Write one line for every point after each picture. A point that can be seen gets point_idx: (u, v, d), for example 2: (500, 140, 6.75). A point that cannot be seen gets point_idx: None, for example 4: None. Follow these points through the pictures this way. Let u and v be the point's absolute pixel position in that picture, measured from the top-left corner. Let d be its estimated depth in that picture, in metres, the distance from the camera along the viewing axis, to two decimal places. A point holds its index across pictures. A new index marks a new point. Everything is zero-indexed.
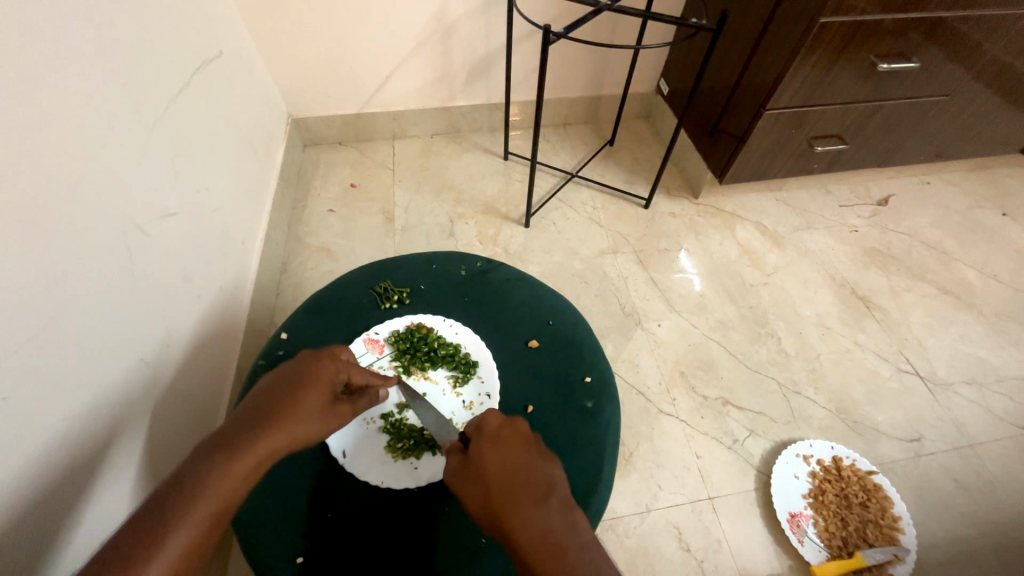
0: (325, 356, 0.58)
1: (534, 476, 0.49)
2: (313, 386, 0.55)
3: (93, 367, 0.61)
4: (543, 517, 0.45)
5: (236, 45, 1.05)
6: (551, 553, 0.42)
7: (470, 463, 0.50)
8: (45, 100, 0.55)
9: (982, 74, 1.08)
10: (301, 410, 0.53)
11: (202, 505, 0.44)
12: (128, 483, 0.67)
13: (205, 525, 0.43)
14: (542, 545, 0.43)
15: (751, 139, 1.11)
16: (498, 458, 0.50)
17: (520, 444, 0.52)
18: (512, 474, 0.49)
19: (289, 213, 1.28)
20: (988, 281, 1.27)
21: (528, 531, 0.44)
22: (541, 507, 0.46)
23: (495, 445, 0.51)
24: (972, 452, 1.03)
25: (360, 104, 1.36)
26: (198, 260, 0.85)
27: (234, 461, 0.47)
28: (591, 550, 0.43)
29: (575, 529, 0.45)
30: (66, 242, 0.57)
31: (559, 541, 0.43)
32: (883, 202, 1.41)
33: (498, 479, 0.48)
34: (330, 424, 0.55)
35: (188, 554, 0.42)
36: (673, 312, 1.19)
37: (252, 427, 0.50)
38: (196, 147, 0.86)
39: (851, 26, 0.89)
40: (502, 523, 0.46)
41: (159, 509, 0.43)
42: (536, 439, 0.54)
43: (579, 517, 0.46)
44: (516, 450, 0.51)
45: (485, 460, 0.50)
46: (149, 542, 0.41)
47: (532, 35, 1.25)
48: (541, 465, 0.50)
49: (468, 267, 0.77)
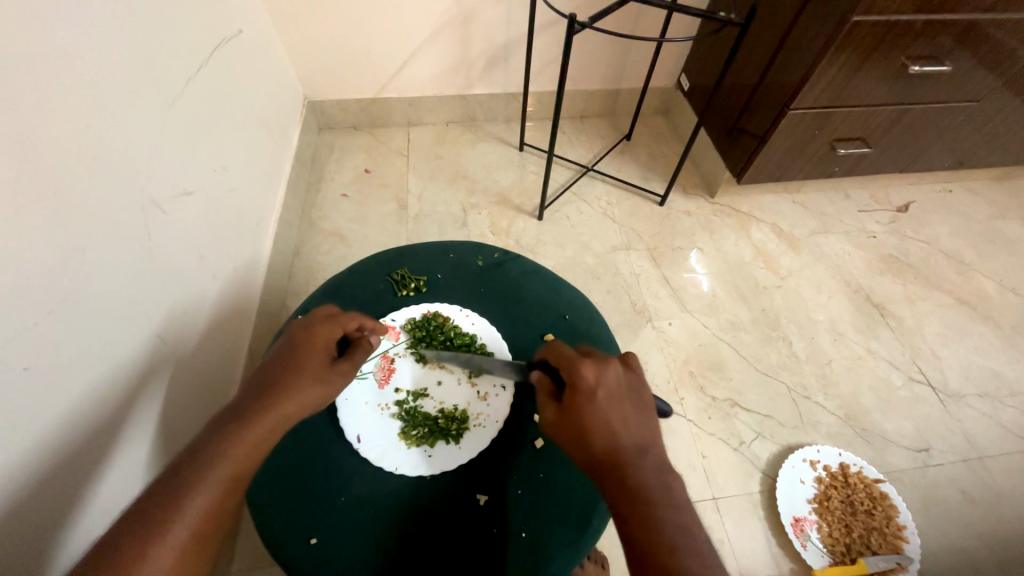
0: (316, 321, 0.57)
1: (633, 431, 0.48)
2: (310, 352, 0.54)
3: (111, 342, 0.61)
4: (639, 473, 0.45)
5: (254, 24, 1.04)
6: (644, 508, 0.43)
7: (572, 413, 0.50)
8: (63, 72, 0.55)
9: (1012, 82, 1.06)
10: (302, 372, 0.52)
11: (217, 471, 0.44)
12: (144, 455, 0.68)
13: (220, 489, 0.44)
14: (638, 500, 0.44)
15: (772, 139, 1.09)
16: (601, 413, 0.49)
17: (626, 397, 0.50)
18: (615, 429, 0.48)
19: (302, 196, 1.28)
20: (1007, 294, 1.25)
21: (624, 485, 0.45)
22: (639, 463, 0.46)
23: (598, 399, 0.50)
24: (982, 464, 1.03)
25: (377, 90, 1.35)
26: (214, 239, 0.85)
27: (243, 427, 0.47)
28: (682, 509, 0.44)
29: (669, 488, 0.45)
30: (85, 216, 0.57)
31: (652, 498, 0.44)
32: (903, 209, 1.40)
33: (595, 433, 0.48)
34: (337, 385, 0.54)
35: (210, 515, 0.43)
36: (684, 311, 1.18)
37: (260, 396, 0.50)
38: (213, 127, 0.86)
39: (883, 26, 0.87)
40: (601, 473, 0.47)
41: (175, 474, 0.43)
42: (641, 390, 0.52)
43: (674, 474, 0.46)
44: (620, 405, 0.50)
45: (589, 414, 0.49)
46: (168, 505, 0.41)
47: (553, 25, 1.23)
48: (642, 419, 0.49)
49: (485, 258, 0.76)
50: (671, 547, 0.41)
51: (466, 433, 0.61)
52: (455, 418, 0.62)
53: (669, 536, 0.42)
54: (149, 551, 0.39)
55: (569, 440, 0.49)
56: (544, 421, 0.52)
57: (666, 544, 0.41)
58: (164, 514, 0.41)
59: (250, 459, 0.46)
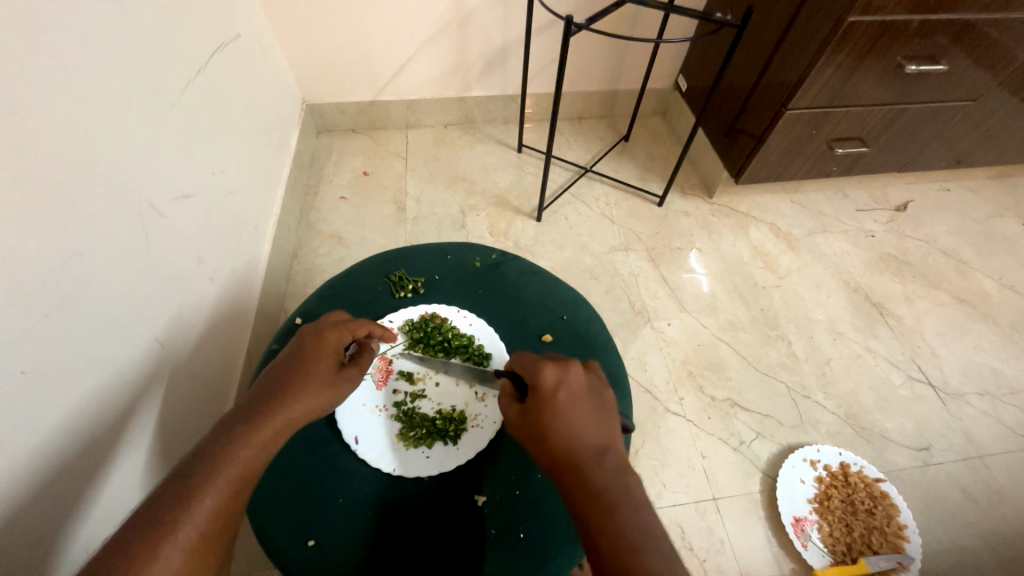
0: (326, 326, 0.56)
1: (593, 433, 0.48)
2: (318, 357, 0.53)
3: (108, 346, 0.61)
4: (602, 476, 0.46)
5: (252, 28, 1.05)
6: (606, 512, 0.44)
7: (534, 416, 0.49)
8: (56, 73, 0.54)
9: (1009, 80, 1.06)
10: (309, 378, 0.52)
11: (225, 472, 0.44)
12: (144, 458, 0.68)
13: (228, 491, 0.44)
14: (600, 504, 0.44)
15: (769, 139, 1.10)
16: (563, 416, 0.48)
17: (586, 398, 0.50)
18: (578, 432, 0.48)
19: (301, 199, 1.28)
20: (1006, 292, 1.25)
21: (588, 490, 0.45)
22: (600, 466, 0.46)
23: (560, 400, 0.49)
24: (982, 463, 1.03)
25: (375, 93, 1.35)
26: (212, 243, 0.85)
27: (251, 431, 0.47)
28: (642, 510, 0.44)
29: (629, 490, 0.45)
30: (83, 220, 0.57)
31: (613, 501, 0.44)
32: (901, 208, 1.40)
33: (556, 439, 0.47)
34: (343, 391, 0.54)
35: (215, 519, 0.43)
36: (683, 311, 1.18)
37: (266, 400, 0.49)
38: (211, 131, 0.86)
39: (879, 26, 0.87)
40: (562, 477, 0.47)
41: (182, 476, 0.43)
42: (601, 390, 0.51)
43: (634, 474, 0.47)
44: (581, 406, 0.49)
45: (552, 418, 0.48)
46: (177, 507, 0.42)
47: (550, 27, 1.23)
48: (603, 421, 0.49)
49: (483, 259, 0.76)
50: (632, 551, 0.42)
51: (464, 434, 0.61)
52: (453, 419, 0.62)
53: (630, 539, 0.43)
54: (158, 552, 0.39)
55: (530, 444, 0.49)
56: (505, 423, 0.51)
57: (627, 547, 0.42)
58: (169, 516, 0.41)
59: (257, 463, 0.46)
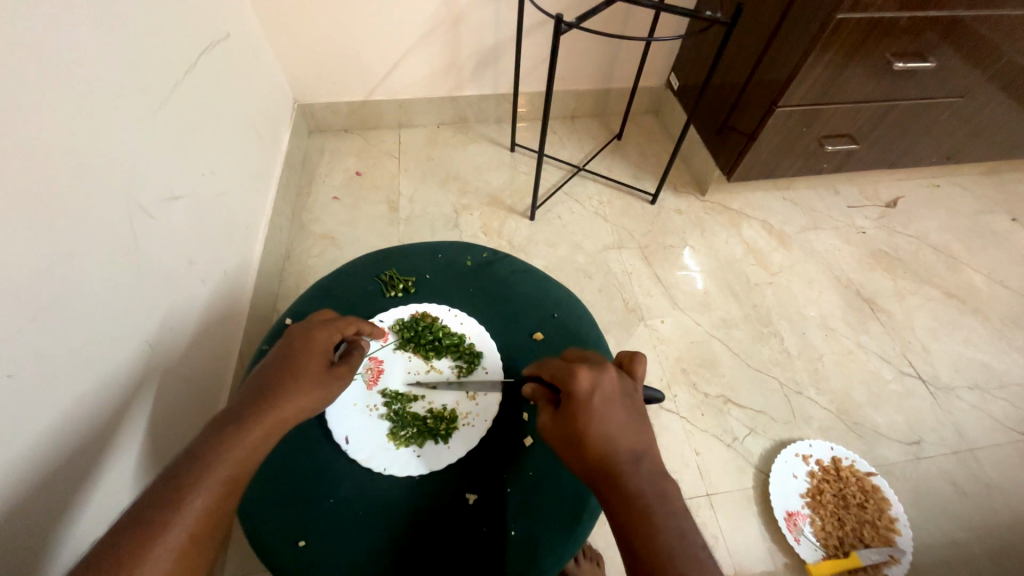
0: (316, 326, 0.56)
1: (628, 438, 0.48)
2: (308, 356, 0.54)
3: (96, 348, 0.60)
4: (638, 481, 0.46)
5: (242, 28, 1.04)
6: (643, 516, 0.44)
7: (570, 422, 0.48)
8: (43, 74, 0.54)
9: (996, 77, 1.07)
10: (299, 377, 0.52)
11: (216, 472, 0.44)
12: (135, 461, 0.67)
13: (219, 491, 0.44)
14: (637, 509, 0.44)
15: (761, 136, 1.10)
16: (598, 422, 0.48)
17: (622, 403, 0.49)
18: (615, 438, 0.48)
19: (293, 199, 1.28)
20: (995, 286, 1.27)
21: (625, 494, 0.45)
22: (637, 471, 0.46)
23: (595, 406, 0.48)
24: (972, 456, 1.03)
25: (367, 93, 1.35)
26: (203, 244, 0.85)
27: (241, 431, 0.47)
28: (679, 515, 0.44)
29: (666, 495, 0.45)
30: (70, 222, 0.57)
31: (650, 506, 0.44)
32: (892, 204, 1.41)
33: (592, 445, 0.47)
34: (335, 390, 0.54)
35: (205, 519, 0.43)
36: (676, 309, 1.18)
37: (257, 400, 0.49)
38: (201, 132, 0.86)
39: (867, 24, 0.87)
40: (600, 482, 0.46)
41: (173, 478, 0.43)
42: (633, 394, 0.51)
43: (670, 479, 0.47)
44: (617, 412, 0.49)
45: (589, 424, 0.48)
46: (166, 508, 0.41)
47: (542, 25, 1.23)
48: (637, 425, 0.49)
49: (474, 258, 0.76)
50: (670, 556, 0.42)
51: (455, 432, 0.61)
52: (443, 418, 0.62)
53: (669, 544, 0.42)
54: (148, 553, 0.39)
55: (566, 448, 0.49)
56: (540, 427, 0.51)
57: (664, 552, 0.42)
58: (160, 517, 0.41)
59: (248, 462, 0.46)
